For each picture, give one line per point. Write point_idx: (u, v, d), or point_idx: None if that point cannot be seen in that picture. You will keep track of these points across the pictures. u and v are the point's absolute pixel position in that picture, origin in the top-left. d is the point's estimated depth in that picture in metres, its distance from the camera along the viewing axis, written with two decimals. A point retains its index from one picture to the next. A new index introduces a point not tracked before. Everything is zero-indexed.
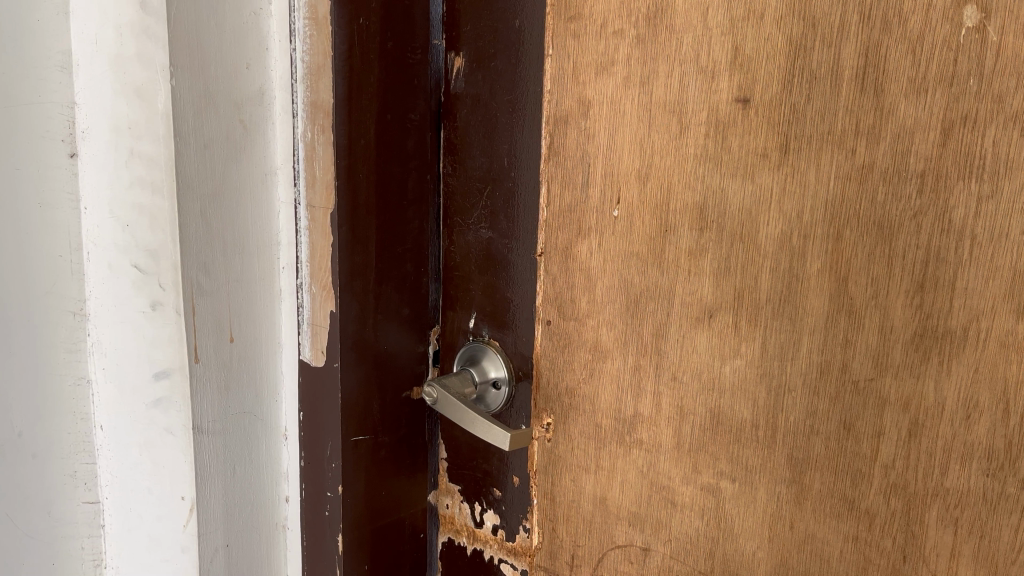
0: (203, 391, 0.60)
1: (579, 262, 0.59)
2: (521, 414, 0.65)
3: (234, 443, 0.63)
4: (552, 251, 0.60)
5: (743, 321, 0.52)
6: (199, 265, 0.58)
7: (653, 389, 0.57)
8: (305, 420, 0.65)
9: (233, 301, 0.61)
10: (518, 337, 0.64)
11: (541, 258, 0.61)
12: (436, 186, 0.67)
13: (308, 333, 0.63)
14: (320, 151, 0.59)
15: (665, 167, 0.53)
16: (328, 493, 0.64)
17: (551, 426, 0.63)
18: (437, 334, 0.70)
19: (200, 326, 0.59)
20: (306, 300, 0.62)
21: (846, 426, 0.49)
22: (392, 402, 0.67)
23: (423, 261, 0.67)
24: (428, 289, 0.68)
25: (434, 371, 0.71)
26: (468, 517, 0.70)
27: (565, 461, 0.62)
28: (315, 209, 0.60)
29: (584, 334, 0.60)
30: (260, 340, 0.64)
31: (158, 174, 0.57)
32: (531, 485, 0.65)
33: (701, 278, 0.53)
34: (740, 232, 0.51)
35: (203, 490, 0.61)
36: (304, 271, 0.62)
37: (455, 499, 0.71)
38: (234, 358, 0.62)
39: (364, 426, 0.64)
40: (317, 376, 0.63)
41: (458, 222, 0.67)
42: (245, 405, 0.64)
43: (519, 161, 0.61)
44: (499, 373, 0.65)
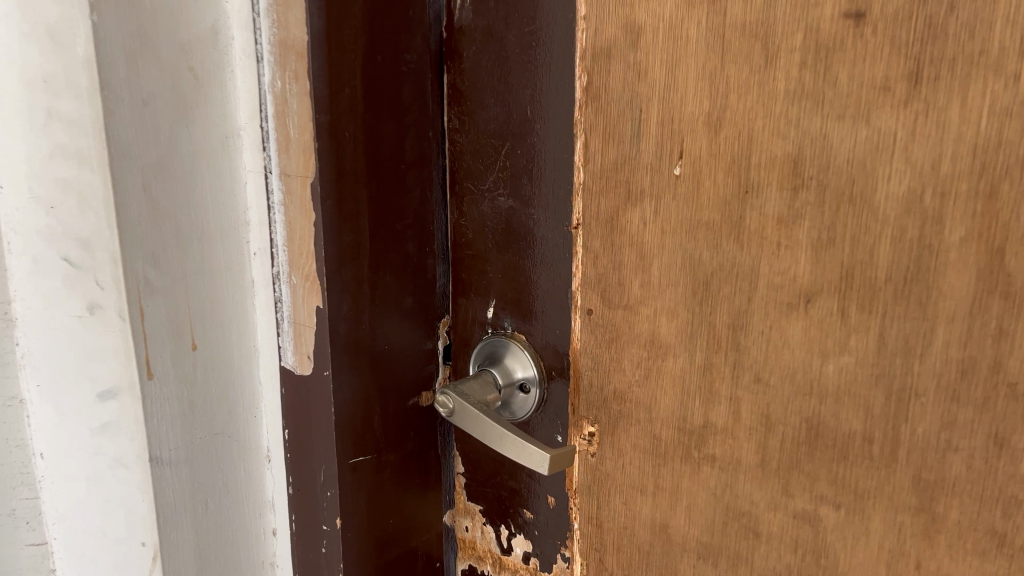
0: (161, 414, 0.48)
1: (628, 236, 0.46)
2: (554, 423, 0.53)
3: (206, 474, 0.51)
4: (591, 222, 0.48)
5: (852, 307, 0.40)
6: (146, 256, 0.46)
7: (729, 394, 0.45)
8: (291, 439, 0.53)
9: (194, 300, 0.49)
10: (551, 328, 0.52)
11: (579, 231, 0.49)
12: (441, 144, 0.54)
13: (290, 335, 0.51)
14: (294, 105, 0.46)
15: (744, 109, 0.41)
16: (324, 527, 0.52)
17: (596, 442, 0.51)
18: (447, 331, 0.58)
19: (151, 334, 0.46)
20: (285, 293, 0.50)
21: (998, 440, 0.37)
22: (396, 413, 0.54)
23: (428, 238, 0.55)
24: (435, 272, 0.56)
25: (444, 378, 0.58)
26: (493, 542, 0.59)
27: (613, 480, 0.51)
28: (290, 179, 0.48)
29: (635, 327, 0.47)
30: (231, 344, 0.52)
31: (82, 141, 0.43)
32: (571, 508, 0.53)
33: (796, 253, 0.41)
34: (849, 193, 0.39)
35: (169, 534, 0.49)
36: (281, 258, 0.50)
37: (476, 521, 0.59)
38: (200, 369, 0.50)
39: (364, 445, 0.52)
40: (304, 386, 0.51)
41: (469, 188, 0.54)
42: (217, 426, 0.51)
43: (546, 110, 0.49)
44: (524, 372, 0.53)
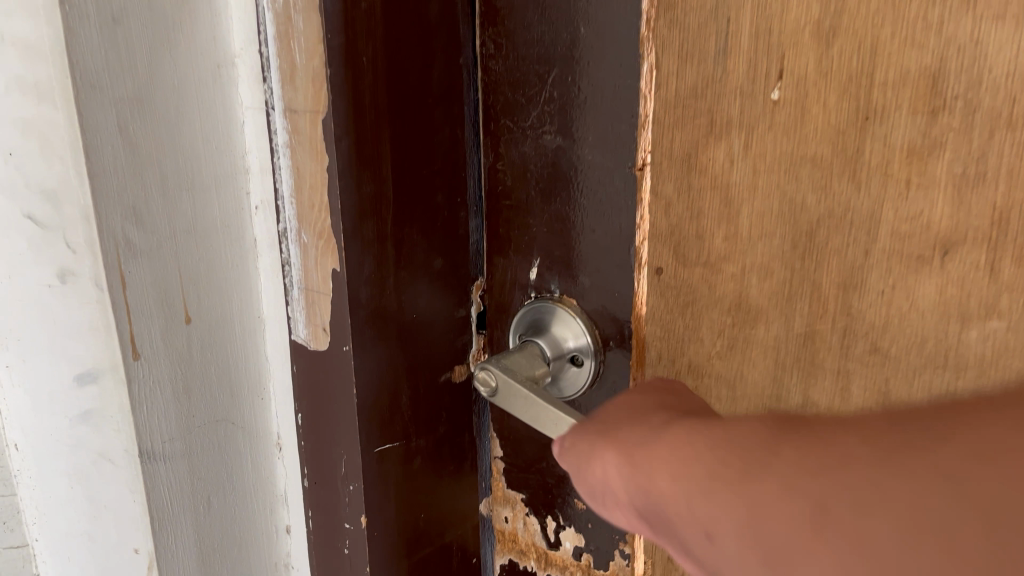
0: (151, 402, 0.40)
1: (708, 177, 0.38)
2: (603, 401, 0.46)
3: (209, 469, 0.43)
4: (662, 162, 0.39)
5: (1006, 263, 0.30)
6: (126, 210, 0.37)
7: (836, 368, 0.36)
8: (304, 426, 0.45)
9: (186, 266, 0.40)
10: (612, 290, 0.44)
11: (646, 172, 0.41)
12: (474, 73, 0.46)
13: (301, 303, 0.43)
14: (301, 23, 0.38)
15: (868, 11, 0.31)
16: (347, 525, 0.45)
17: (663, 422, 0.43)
18: (479, 299, 0.49)
19: (136, 306, 0.38)
20: (294, 253, 0.42)
21: None
22: (426, 392, 0.46)
23: (458, 189, 0.46)
24: (469, 227, 0.47)
25: (474, 356, 0.50)
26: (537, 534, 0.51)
27: None
28: (297, 115, 0.39)
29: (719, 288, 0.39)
30: (233, 315, 0.43)
31: (40, 67, 0.35)
32: None
33: (932, 194, 0.31)
34: (1006, 114, 0.29)
35: (167, 538, 0.42)
36: (288, 212, 0.41)
37: (517, 510, 0.52)
38: (196, 346, 0.42)
39: (392, 431, 0.45)
40: (321, 363, 0.43)
41: (508, 126, 0.45)
42: (220, 411, 0.43)
43: (605, 27, 0.40)
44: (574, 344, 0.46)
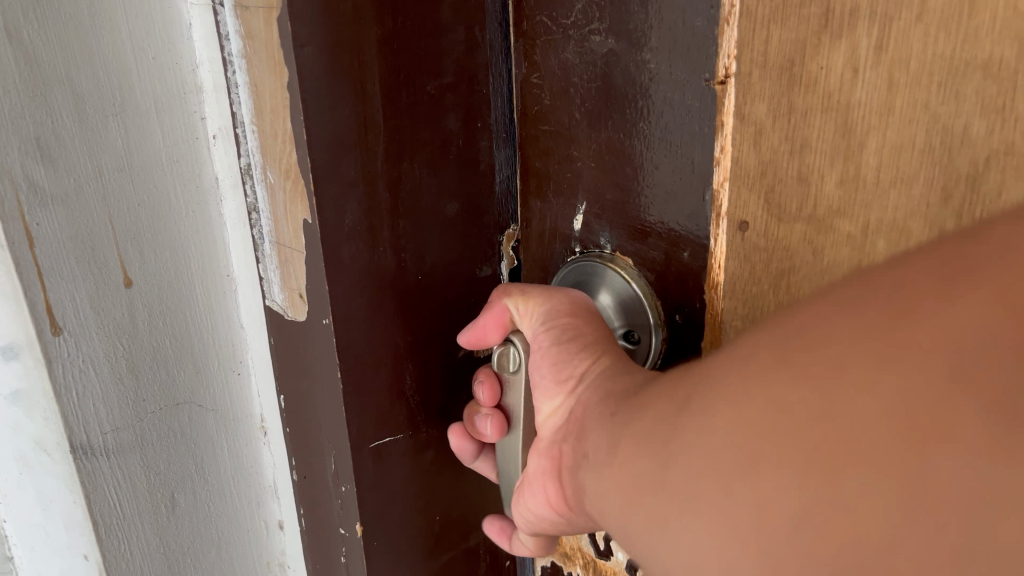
0: (82, 386, 0.31)
1: (818, 93, 0.26)
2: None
3: (169, 462, 0.35)
4: (749, 71, 0.28)
5: None
6: (21, 141, 0.28)
7: None
8: (288, 409, 0.36)
9: (120, 214, 0.31)
10: (678, 251, 0.33)
11: (730, 85, 0.29)
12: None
13: (274, 260, 0.33)
14: None
15: None
16: (340, 531, 0.36)
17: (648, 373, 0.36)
18: (510, 254, 0.39)
19: (48, 269, 0.29)
20: (261, 197, 0.33)
21: None
22: (437, 373, 0.37)
23: (479, 110, 0.35)
24: (494, 161, 0.36)
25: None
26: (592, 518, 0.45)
27: None
28: (250, 14, 0.29)
29: (819, 253, 0.28)
30: (192, 274, 0.34)
31: None
32: None
33: None
34: None
35: (118, 548, 0.34)
36: (251, 145, 0.32)
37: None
38: (142, 314, 0.33)
39: (393, 422, 0.35)
40: (299, 336, 0.34)
41: (544, 24, 0.34)
42: (179, 392, 0.35)
43: None
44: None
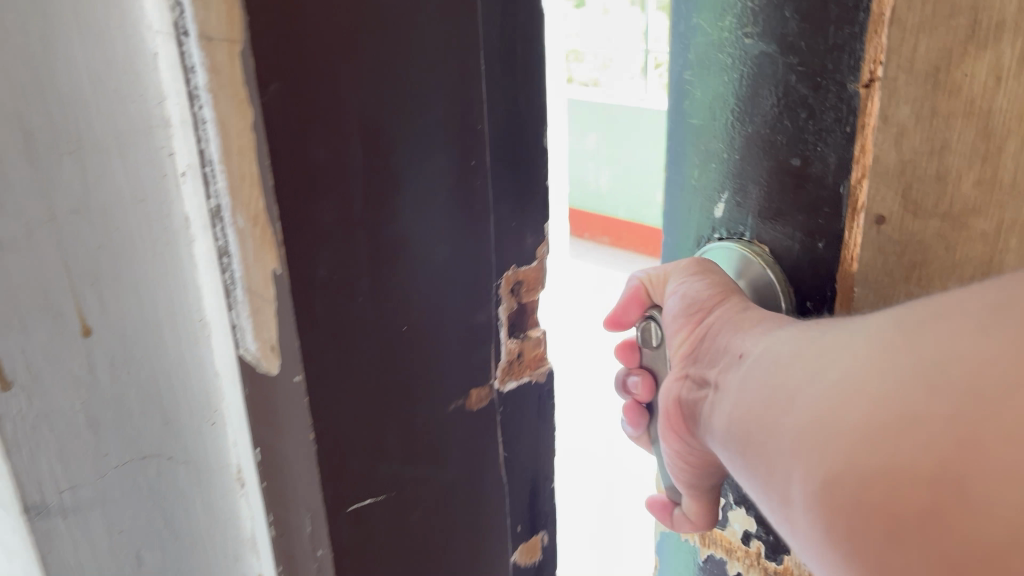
0: (35, 443, 0.29)
1: (963, 96, 0.33)
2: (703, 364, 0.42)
3: (132, 518, 0.33)
4: (897, 75, 0.34)
5: None
6: None
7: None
8: (263, 462, 0.34)
9: (77, 259, 0.29)
10: None
11: (875, 88, 0.35)
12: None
13: (247, 314, 0.28)
14: None
15: None
16: None
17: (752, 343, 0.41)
18: (508, 296, 0.36)
19: None
20: (235, 242, 0.27)
21: None
22: (424, 429, 0.34)
23: (472, 146, 0.32)
24: (489, 200, 0.33)
25: (500, 376, 0.37)
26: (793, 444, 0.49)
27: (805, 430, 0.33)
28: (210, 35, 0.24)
29: (955, 188, 0.34)
30: (159, 321, 0.31)
31: None
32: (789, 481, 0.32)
33: None
34: None
35: None
36: (219, 182, 0.26)
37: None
38: (100, 365, 0.30)
39: (373, 483, 0.33)
40: (272, 397, 0.30)
41: None
42: (144, 445, 0.32)
43: None
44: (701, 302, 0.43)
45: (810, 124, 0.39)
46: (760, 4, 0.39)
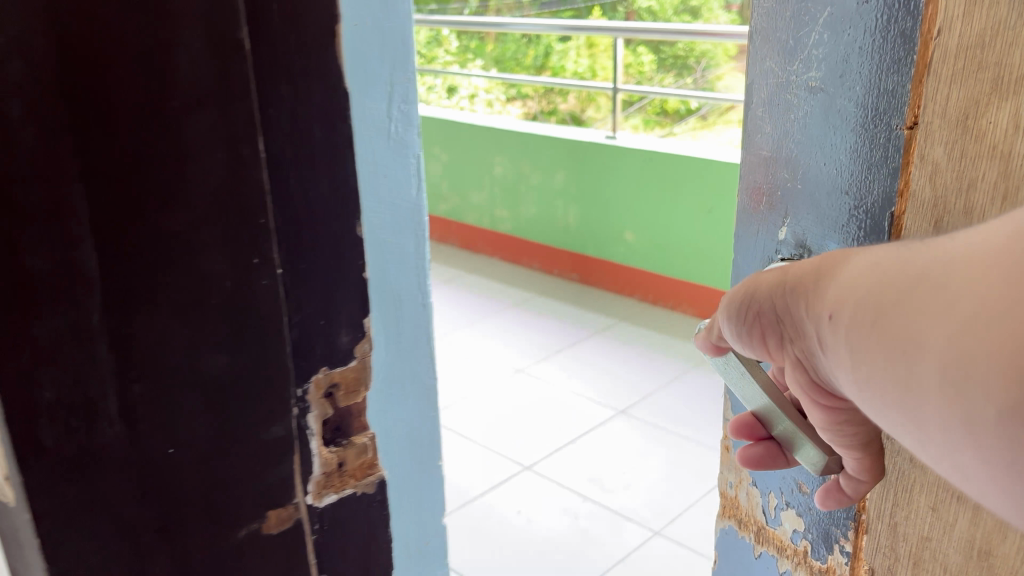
0: None
1: (985, 143, 0.30)
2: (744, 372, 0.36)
3: None
4: (930, 120, 0.31)
5: None
6: None
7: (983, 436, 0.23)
8: None
9: None
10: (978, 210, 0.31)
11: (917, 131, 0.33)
12: (294, 42, 0.28)
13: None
14: None
15: None
16: None
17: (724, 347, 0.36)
18: (322, 403, 0.32)
19: None
20: None
21: None
22: (208, 561, 0.30)
23: (253, 245, 0.28)
24: (279, 302, 0.29)
25: (313, 490, 0.33)
26: (763, 510, 0.45)
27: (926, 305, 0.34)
28: None
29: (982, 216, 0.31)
30: None
31: None
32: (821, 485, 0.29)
33: None
34: None
35: None
36: None
37: (741, 477, 0.46)
38: None
39: None
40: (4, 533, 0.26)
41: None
42: None
43: None
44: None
45: (875, 155, 0.35)
46: (825, 50, 0.35)
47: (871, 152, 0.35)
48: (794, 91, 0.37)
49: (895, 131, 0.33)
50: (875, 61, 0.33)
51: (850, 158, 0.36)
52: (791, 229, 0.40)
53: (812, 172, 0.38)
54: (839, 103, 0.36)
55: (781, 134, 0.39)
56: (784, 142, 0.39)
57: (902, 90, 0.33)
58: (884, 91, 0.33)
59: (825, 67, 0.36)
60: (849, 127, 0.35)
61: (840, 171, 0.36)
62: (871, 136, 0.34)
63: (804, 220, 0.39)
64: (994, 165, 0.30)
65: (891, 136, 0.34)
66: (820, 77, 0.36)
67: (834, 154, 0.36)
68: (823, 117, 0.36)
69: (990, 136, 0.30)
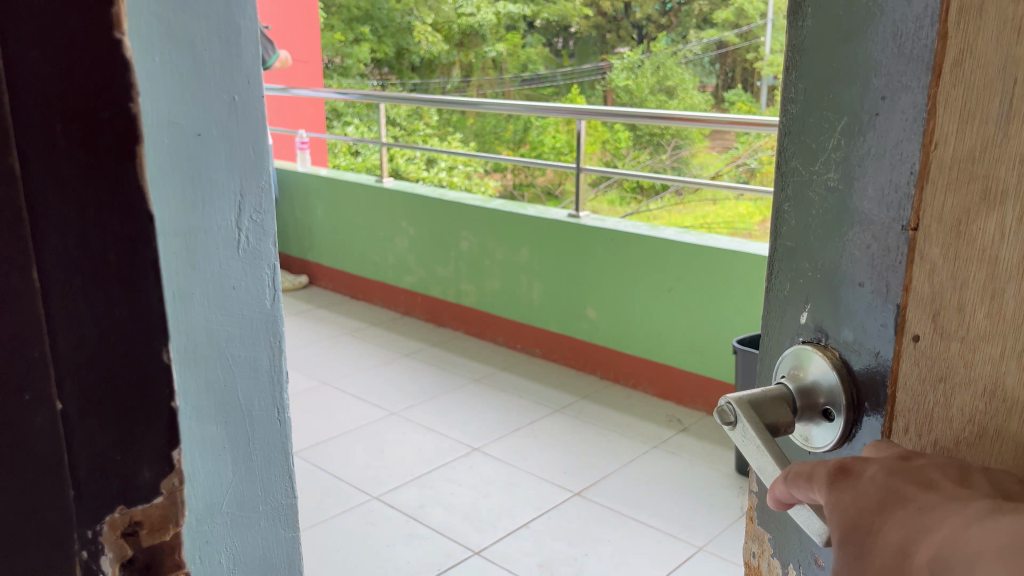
0: None
1: (976, 248, 0.27)
2: (758, 447, 0.35)
3: None
4: (929, 224, 0.29)
5: None
6: None
7: None
8: None
9: None
10: (969, 317, 0.28)
11: (919, 235, 0.30)
12: (82, 164, 0.26)
13: None
14: None
15: None
16: None
17: (739, 423, 0.36)
18: (118, 544, 0.30)
19: None
20: None
21: None
22: None
23: (31, 377, 0.26)
24: (60, 436, 0.27)
25: None
26: None
27: (933, 414, 0.30)
28: None
29: (970, 322, 0.28)
30: None
31: None
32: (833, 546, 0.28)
33: None
34: None
35: None
36: None
37: (765, 546, 0.42)
38: None
39: None
40: None
41: (883, 94, 0.31)
42: None
43: None
44: (789, 382, 0.37)
45: (880, 255, 0.32)
46: (844, 149, 0.34)
47: (879, 249, 0.32)
48: (816, 190, 0.36)
49: (903, 231, 0.31)
50: (886, 166, 0.32)
51: (863, 255, 0.33)
52: (811, 315, 0.37)
53: (830, 269, 0.36)
54: (855, 203, 0.34)
55: (802, 232, 0.37)
56: (807, 240, 0.37)
57: (908, 191, 0.30)
58: (891, 193, 0.31)
59: (843, 167, 0.34)
60: (863, 226, 0.33)
61: (852, 271, 0.34)
62: (879, 236, 0.32)
63: (821, 312, 0.36)
64: (981, 269, 0.27)
65: (896, 238, 0.31)
66: (840, 177, 0.34)
67: (849, 251, 0.34)
68: (846, 217, 0.34)
69: (980, 240, 0.27)
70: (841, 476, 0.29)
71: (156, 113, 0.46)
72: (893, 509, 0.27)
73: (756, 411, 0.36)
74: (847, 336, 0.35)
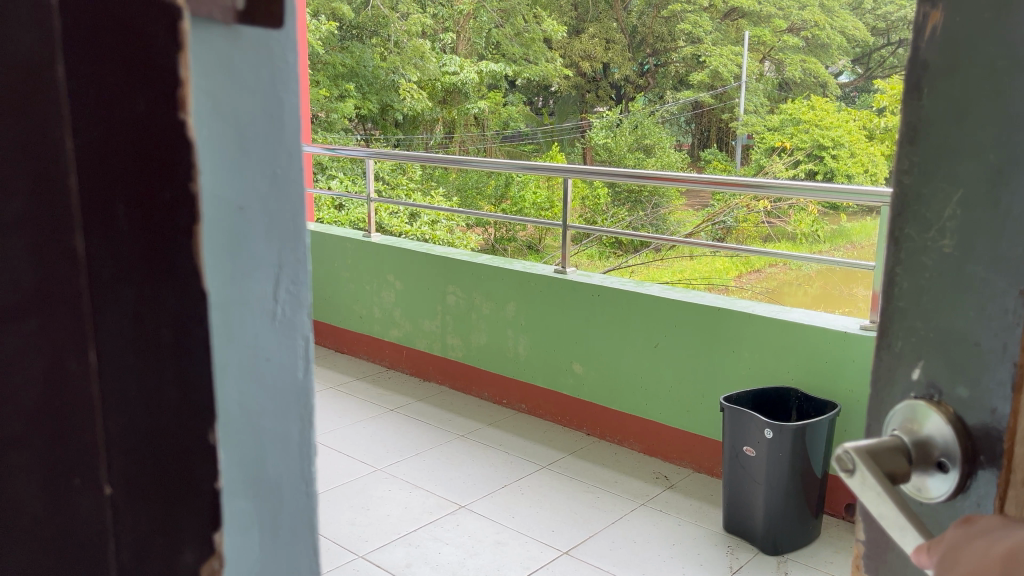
0: None
1: None
2: (878, 496, 0.30)
3: None
4: None
5: None
6: None
7: None
8: None
9: None
10: None
11: None
12: (136, 245, 0.25)
13: None
14: None
15: None
16: None
17: (857, 470, 0.30)
18: None
19: None
20: None
21: None
22: None
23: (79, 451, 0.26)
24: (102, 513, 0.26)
25: None
26: None
27: None
28: None
29: None
30: None
31: None
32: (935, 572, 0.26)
33: None
34: None
35: None
36: None
37: None
38: None
39: None
40: None
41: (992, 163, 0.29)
42: None
43: None
44: (902, 432, 0.32)
45: (997, 321, 0.29)
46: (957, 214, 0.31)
47: (997, 310, 0.29)
48: (931, 259, 0.32)
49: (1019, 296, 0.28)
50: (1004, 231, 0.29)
51: (981, 317, 0.30)
52: (923, 378, 0.32)
53: (948, 333, 0.31)
54: (974, 269, 0.30)
55: (915, 295, 0.33)
56: (920, 300, 0.32)
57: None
58: (1011, 258, 0.29)
59: (962, 234, 0.30)
60: (980, 292, 0.30)
61: (966, 332, 0.31)
62: (995, 301, 0.29)
63: (934, 367, 0.32)
64: None
65: (1014, 301, 0.29)
66: (957, 245, 0.31)
67: (962, 312, 0.31)
68: (955, 282, 0.31)
69: None
70: (961, 524, 0.26)
71: (211, 183, 0.34)
72: (995, 532, 0.25)
73: (874, 458, 0.31)
74: (963, 393, 0.31)
